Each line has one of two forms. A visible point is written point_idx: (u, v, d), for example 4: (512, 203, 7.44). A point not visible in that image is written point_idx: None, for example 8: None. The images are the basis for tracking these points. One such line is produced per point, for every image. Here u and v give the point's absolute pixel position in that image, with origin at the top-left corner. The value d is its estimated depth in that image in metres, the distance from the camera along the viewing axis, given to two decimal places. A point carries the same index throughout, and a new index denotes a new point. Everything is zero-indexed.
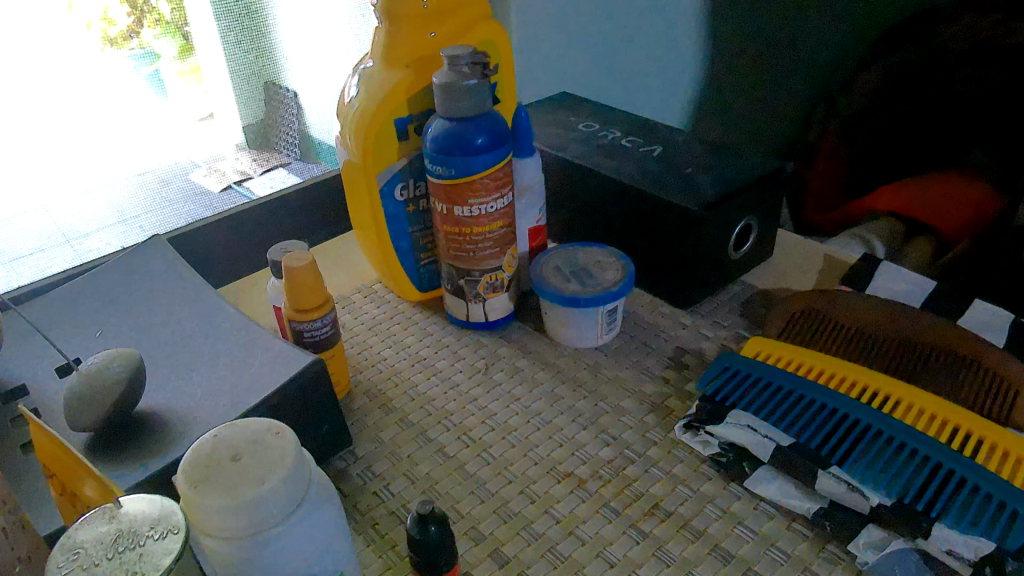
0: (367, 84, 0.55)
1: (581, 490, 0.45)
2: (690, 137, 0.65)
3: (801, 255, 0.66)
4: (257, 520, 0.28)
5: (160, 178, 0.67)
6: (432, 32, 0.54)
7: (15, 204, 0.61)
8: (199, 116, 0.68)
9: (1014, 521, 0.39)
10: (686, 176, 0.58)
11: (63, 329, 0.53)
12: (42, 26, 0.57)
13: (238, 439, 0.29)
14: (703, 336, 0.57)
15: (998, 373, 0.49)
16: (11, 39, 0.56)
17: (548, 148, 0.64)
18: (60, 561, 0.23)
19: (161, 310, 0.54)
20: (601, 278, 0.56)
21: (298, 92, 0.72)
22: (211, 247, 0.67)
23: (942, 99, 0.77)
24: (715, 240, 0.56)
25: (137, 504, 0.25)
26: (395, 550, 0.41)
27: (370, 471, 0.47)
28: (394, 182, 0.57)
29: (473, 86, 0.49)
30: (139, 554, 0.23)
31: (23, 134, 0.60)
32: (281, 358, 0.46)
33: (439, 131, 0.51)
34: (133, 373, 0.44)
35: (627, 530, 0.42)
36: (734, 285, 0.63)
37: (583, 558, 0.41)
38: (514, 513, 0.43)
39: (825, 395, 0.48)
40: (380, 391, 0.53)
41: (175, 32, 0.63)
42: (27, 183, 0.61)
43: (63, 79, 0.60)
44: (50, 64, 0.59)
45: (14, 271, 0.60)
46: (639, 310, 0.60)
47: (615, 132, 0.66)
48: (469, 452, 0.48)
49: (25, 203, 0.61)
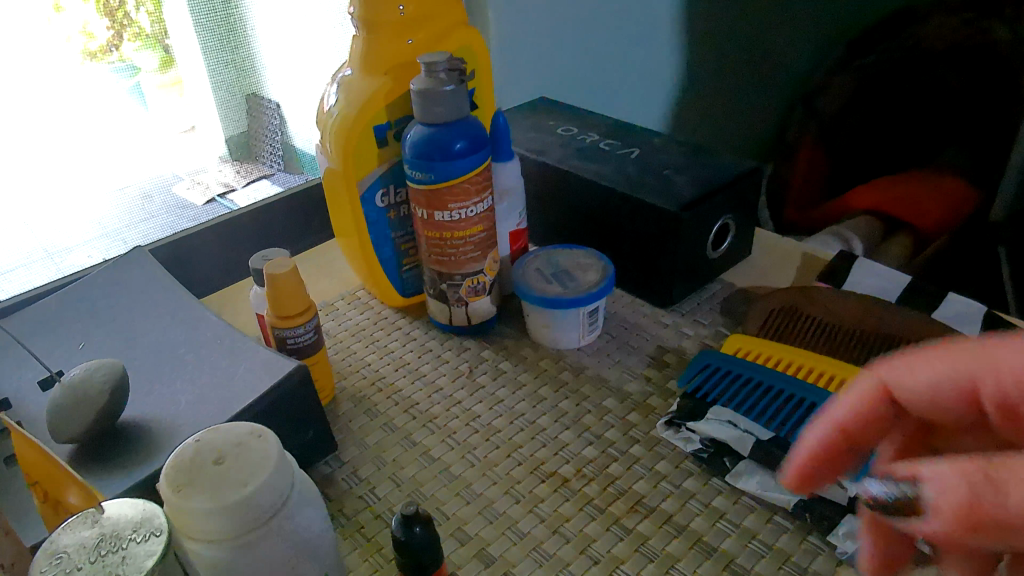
0: (346, 91, 0.55)
1: (565, 489, 0.45)
2: (668, 138, 0.65)
3: (780, 253, 0.67)
4: (247, 521, 0.28)
5: (142, 192, 0.67)
6: (409, 39, 0.55)
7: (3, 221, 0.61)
8: (181, 129, 0.68)
9: None
10: (664, 177, 0.59)
11: (46, 342, 0.53)
12: (32, 41, 0.58)
13: (220, 442, 0.29)
14: (683, 335, 0.58)
15: None
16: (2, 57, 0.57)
17: (528, 152, 0.65)
18: (44, 565, 0.23)
19: (142, 321, 0.54)
20: (581, 279, 0.56)
21: (280, 102, 0.73)
22: (194, 257, 0.67)
23: (926, 95, 0.79)
24: (693, 239, 0.57)
25: (120, 508, 0.25)
26: (381, 553, 0.42)
27: (356, 475, 0.47)
28: (375, 188, 0.58)
29: (450, 92, 0.49)
30: (123, 557, 0.23)
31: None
32: (265, 364, 0.47)
33: (417, 137, 0.51)
34: (115, 383, 0.44)
35: (611, 527, 0.42)
36: (713, 283, 0.63)
37: (568, 556, 0.41)
38: (499, 513, 0.44)
39: (804, 390, 0.48)
40: (364, 396, 0.54)
41: (156, 45, 0.63)
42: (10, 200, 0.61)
43: (52, 92, 0.60)
44: (39, 78, 0.59)
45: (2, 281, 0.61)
46: (621, 310, 0.61)
47: (593, 135, 0.67)
48: (454, 454, 0.48)
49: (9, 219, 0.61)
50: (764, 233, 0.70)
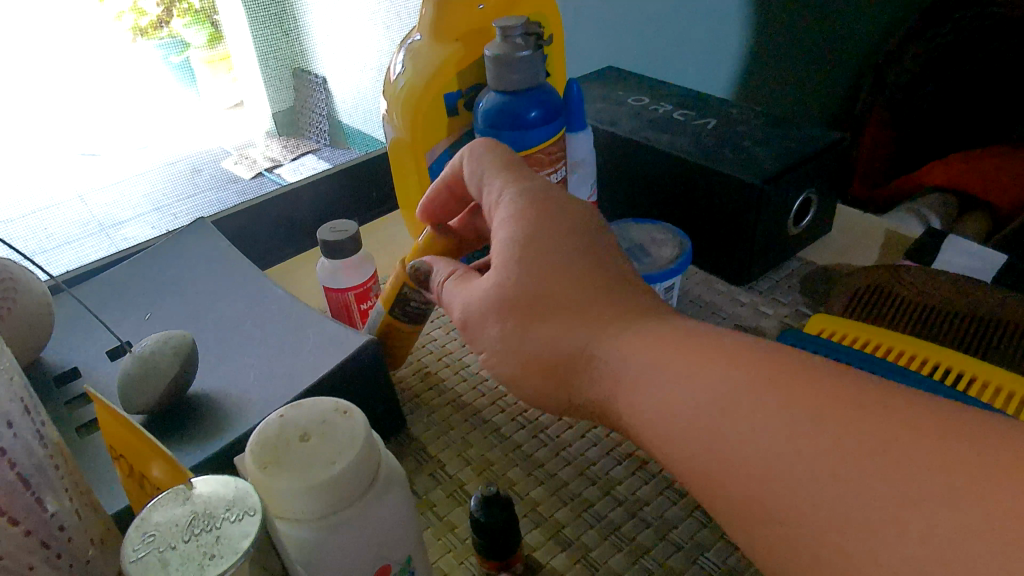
0: (414, 59, 0.54)
1: (643, 471, 0.43)
2: (745, 109, 0.62)
3: (862, 230, 0.64)
4: (336, 499, 0.27)
5: (192, 166, 0.67)
6: (481, 5, 0.53)
7: (53, 192, 0.60)
8: (228, 104, 0.67)
9: None
10: (744, 148, 0.56)
11: (113, 312, 0.53)
12: (76, 21, 0.56)
13: (305, 418, 0.28)
14: (762, 314, 0.55)
15: None
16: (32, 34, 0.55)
17: (599, 123, 0.62)
18: (137, 544, 0.22)
19: (209, 292, 0.53)
20: (657, 255, 0.54)
21: (327, 78, 0.72)
22: (257, 228, 0.66)
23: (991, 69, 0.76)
24: (773, 214, 0.55)
25: (210, 485, 0.24)
26: (455, 533, 0.41)
27: (426, 452, 0.46)
28: (443, 159, 0.56)
29: (527, 58, 0.47)
30: (217, 536, 0.22)
31: (50, 128, 0.58)
32: (336, 340, 0.45)
33: (491, 105, 0.49)
34: (184, 355, 0.43)
35: (693, 513, 0.41)
36: (793, 260, 0.61)
37: (649, 541, 0.39)
38: (575, 495, 0.42)
39: (897, 373, 0.45)
40: (431, 372, 0.52)
41: (205, 20, 0.62)
42: (59, 173, 0.60)
43: (89, 71, 0.58)
44: (76, 58, 0.57)
45: (57, 256, 0.62)
46: (695, 288, 0.59)
47: (666, 105, 0.64)
48: (525, 434, 0.47)
49: (62, 191, 0.61)
50: (843, 209, 0.67)
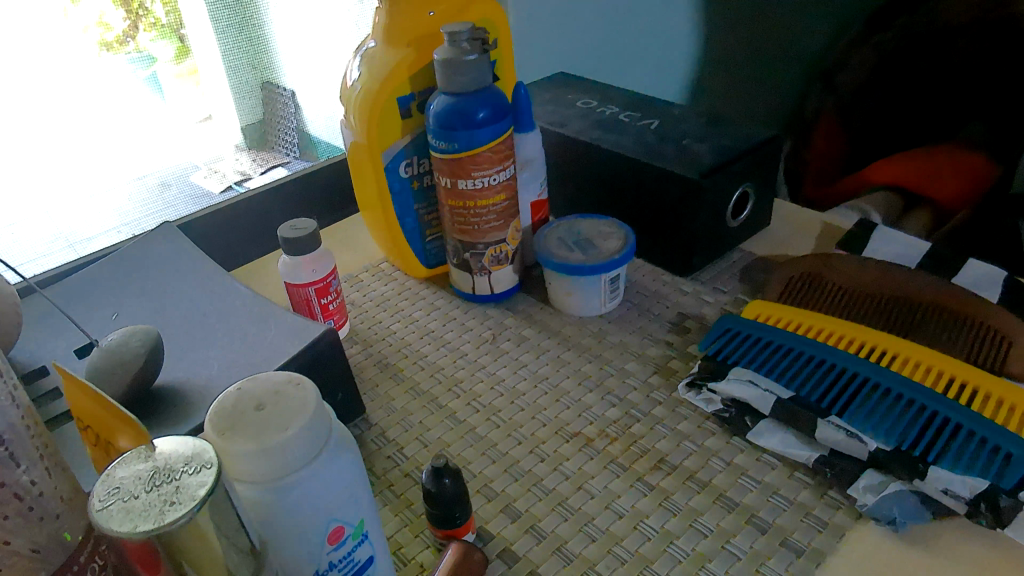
0: (369, 63, 0.56)
1: (589, 448, 0.46)
2: (687, 110, 0.66)
3: (799, 223, 0.68)
4: (286, 463, 0.29)
5: (160, 181, 0.68)
6: (431, 11, 0.56)
7: (17, 212, 0.62)
8: (198, 118, 0.69)
9: (995, 452, 0.41)
10: (684, 146, 0.59)
11: (81, 310, 0.54)
12: (42, 32, 0.58)
13: (262, 390, 0.30)
14: (704, 302, 0.58)
15: (979, 319, 0.50)
16: (13, 47, 0.57)
17: (548, 124, 0.65)
18: (102, 495, 0.24)
19: (173, 291, 0.55)
20: (603, 246, 0.57)
21: (295, 91, 0.74)
22: (224, 233, 0.68)
23: (934, 77, 0.78)
24: (712, 209, 0.58)
25: (171, 445, 0.26)
26: (411, 509, 0.43)
27: (385, 436, 0.48)
28: (399, 159, 0.59)
29: (473, 61, 0.50)
30: (177, 486, 0.24)
31: (13, 146, 0.61)
32: (295, 330, 0.48)
33: (441, 107, 0.52)
34: (152, 346, 0.45)
35: (635, 484, 0.43)
36: (734, 252, 0.64)
37: (592, 510, 0.42)
38: (524, 471, 0.45)
39: (825, 352, 0.48)
40: (391, 362, 0.55)
41: (172, 34, 0.64)
42: (20, 194, 0.62)
43: (63, 82, 0.61)
44: (49, 68, 0.60)
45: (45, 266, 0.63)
46: (641, 279, 0.62)
47: (612, 107, 0.67)
48: (479, 417, 0.49)
49: (28, 211, 0.62)
50: (781, 204, 0.71)
